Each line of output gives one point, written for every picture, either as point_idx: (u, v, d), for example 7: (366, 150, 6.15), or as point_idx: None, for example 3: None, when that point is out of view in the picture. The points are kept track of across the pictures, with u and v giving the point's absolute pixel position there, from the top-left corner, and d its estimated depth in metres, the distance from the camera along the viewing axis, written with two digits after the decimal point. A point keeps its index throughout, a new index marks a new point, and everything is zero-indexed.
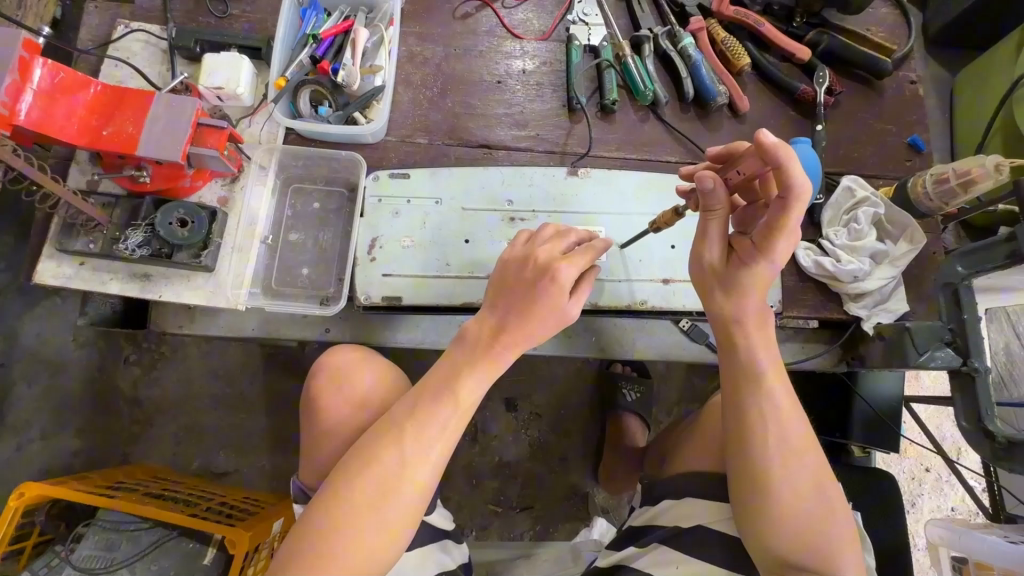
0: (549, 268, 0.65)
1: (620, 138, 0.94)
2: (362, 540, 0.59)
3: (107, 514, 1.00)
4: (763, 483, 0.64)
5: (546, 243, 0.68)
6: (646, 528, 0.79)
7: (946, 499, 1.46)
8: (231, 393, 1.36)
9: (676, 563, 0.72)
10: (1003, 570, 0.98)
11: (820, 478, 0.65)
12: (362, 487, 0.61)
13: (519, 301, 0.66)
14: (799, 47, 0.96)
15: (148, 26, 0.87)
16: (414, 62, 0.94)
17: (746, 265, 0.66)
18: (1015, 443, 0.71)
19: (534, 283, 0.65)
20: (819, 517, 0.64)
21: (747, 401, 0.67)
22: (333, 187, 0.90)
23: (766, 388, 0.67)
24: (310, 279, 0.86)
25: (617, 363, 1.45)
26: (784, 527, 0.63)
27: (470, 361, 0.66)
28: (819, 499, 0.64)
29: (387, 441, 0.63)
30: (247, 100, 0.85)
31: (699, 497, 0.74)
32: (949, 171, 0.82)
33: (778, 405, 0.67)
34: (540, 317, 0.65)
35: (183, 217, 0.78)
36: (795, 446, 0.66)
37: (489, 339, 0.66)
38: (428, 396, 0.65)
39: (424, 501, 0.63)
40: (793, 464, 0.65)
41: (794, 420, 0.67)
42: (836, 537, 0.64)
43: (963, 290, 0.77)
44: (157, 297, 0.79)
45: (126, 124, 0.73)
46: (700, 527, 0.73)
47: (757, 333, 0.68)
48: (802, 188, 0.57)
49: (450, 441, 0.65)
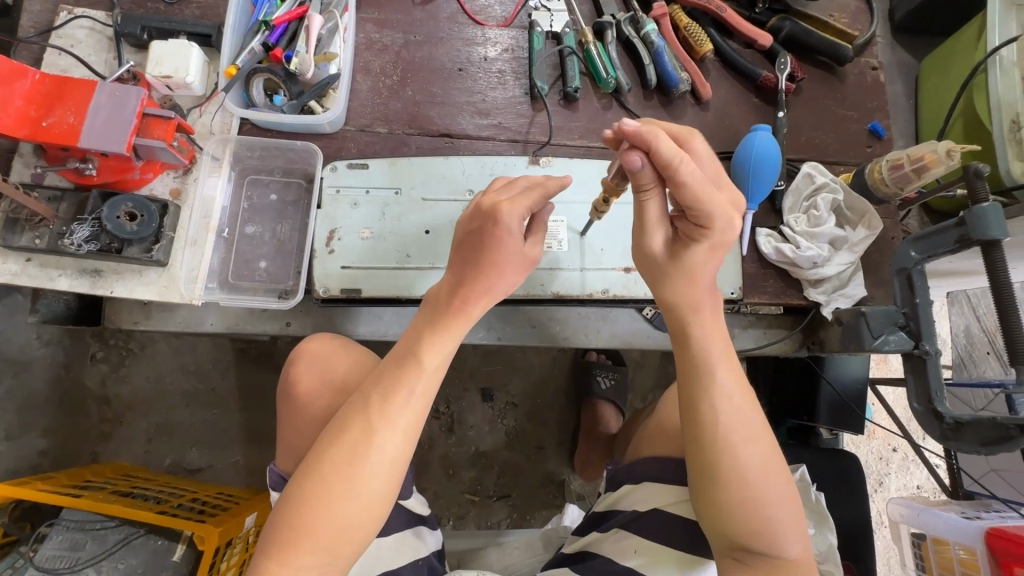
0: (493, 212, 0.63)
1: (582, 127, 0.94)
2: (335, 517, 0.59)
3: (71, 513, 0.98)
4: (714, 464, 0.65)
5: (497, 191, 0.66)
6: (609, 513, 0.80)
7: (913, 478, 1.51)
8: (202, 389, 1.34)
9: (633, 547, 0.73)
10: (960, 544, 1.02)
11: (770, 456, 0.67)
12: (334, 460, 0.60)
13: (477, 258, 0.64)
14: (760, 33, 0.96)
15: (93, 12, 0.84)
16: (373, 49, 0.92)
17: (690, 243, 0.66)
18: (961, 424, 0.72)
19: (482, 230, 0.63)
20: (768, 498, 0.65)
21: (696, 384, 0.69)
22: (291, 179, 0.88)
23: (715, 371, 0.68)
24: (268, 272, 0.84)
25: (591, 352, 1.46)
26: (740, 505, 0.65)
27: (422, 346, 0.65)
28: (769, 481, 0.66)
29: (348, 424, 0.62)
30: (199, 89, 0.83)
31: (658, 480, 0.76)
32: (903, 157, 0.83)
33: (728, 389, 0.68)
34: (494, 265, 0.64)
35: (132, 210, 0.76)
36: (746, 429, 0.67)
37: (453, 320, 0.66)
38: (370, 387, 0.65)
39: (394, 486, 0.63)
40: (747, 443, 0.66)
41: (743, 403, 0.68)
42: (783, 518, 0.65)
43: (916, 274, 0.78)
44: (109, 294, 0.77)
45: (67, 115, 0.71)
46: (656, 511, 0.74)
47: (710, 320, 0.70)
48: (677, 156, 0.57)
49: (422, 408, 0.64)
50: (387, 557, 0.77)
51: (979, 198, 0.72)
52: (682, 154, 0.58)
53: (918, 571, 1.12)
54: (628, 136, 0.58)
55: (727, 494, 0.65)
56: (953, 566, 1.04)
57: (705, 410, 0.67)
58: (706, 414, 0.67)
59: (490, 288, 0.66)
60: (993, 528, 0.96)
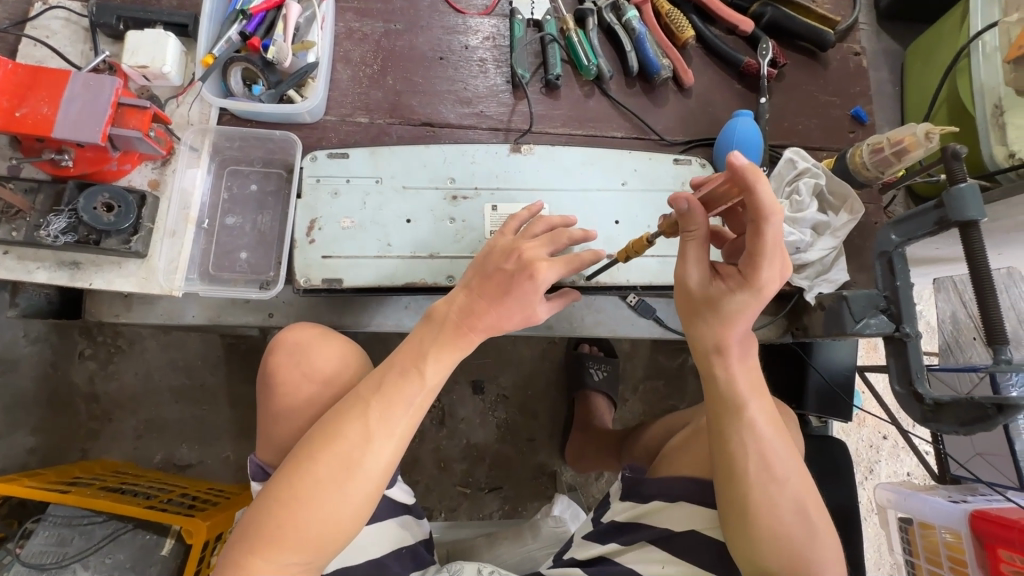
0: (531, 265, 0.64)
1: (565, 114, 0.93)
2: (320, 519, 0.59)
3: (57, 509, 0.98)
4: (752, 510, 0.63)
5: (535, 240, 0.67)
6: (631, 525, 0.76)
7: (902, 465, 1.52)
8: (191, 385, 1.34)
9: (661, 562, 0.72)
10: (946, 528, 1.03)
11: (806, 503, 0.64)
12: (322, 463, 0.60)
13: (495, 291, 0.65)
14: (742, 19, 0.95)
15: (68, 3, 0.83)
16: (353, 39, 0.91)
17: (731, 292, 0.63)
18: (941, 404, 0.73)
19: (513, 277, 0.64)
20: (808, 541, 0.63)
21: (730, 426, 0.66)
22: (271, 169, 0.88)
23: (747, 418, 0.66)
24: (249, 263, 0.84)
25: (584, 343, 1.46)
26: (776, 544, 0.63)
27: (425, 361, 0.65)
28: (807, 520, 0.64)
29: (341, 429, 0.62)
30: (176, 79, 0.82)
31: (695, 502, 0.72)
32: (883, 141, 0.84)
33: (760, 428, 0.65)
34: (506, 308, 0.65)
35: (109, 201, 0.75)
36: (785, 474, 0.64)
37: (452, 337, 0.66)
38: (367, 395, 0.64)
39: (379, 492, 0.62)
40: (783, 490, 0.64)
41: (781, 450, 0.65)
42: (819, 553, 0.64)
43: (896, 258, 0.78)
44: (88, 286, 0.77)
45: (40, 106, 0.70)
46: (694, 533, 0.71)
47: (737, 366, 0.67)
48: (773, 209, 0.56)
49: (416, 419, 0.65)
50: (375, 546, 0.77)
51: (955, 178, 0.71)
52: (778, 210, 0.56)
53: (906, 555, 1.13)
54: (733, 169, 0.56)
55: (762, 534, 0.63)
56: (940, 550, 1.04)
57: (738, 453, 0.64)
58: (739, 454, 0.64)
59: (502, 322, 0.67)
60: (977, 510, 0.97)
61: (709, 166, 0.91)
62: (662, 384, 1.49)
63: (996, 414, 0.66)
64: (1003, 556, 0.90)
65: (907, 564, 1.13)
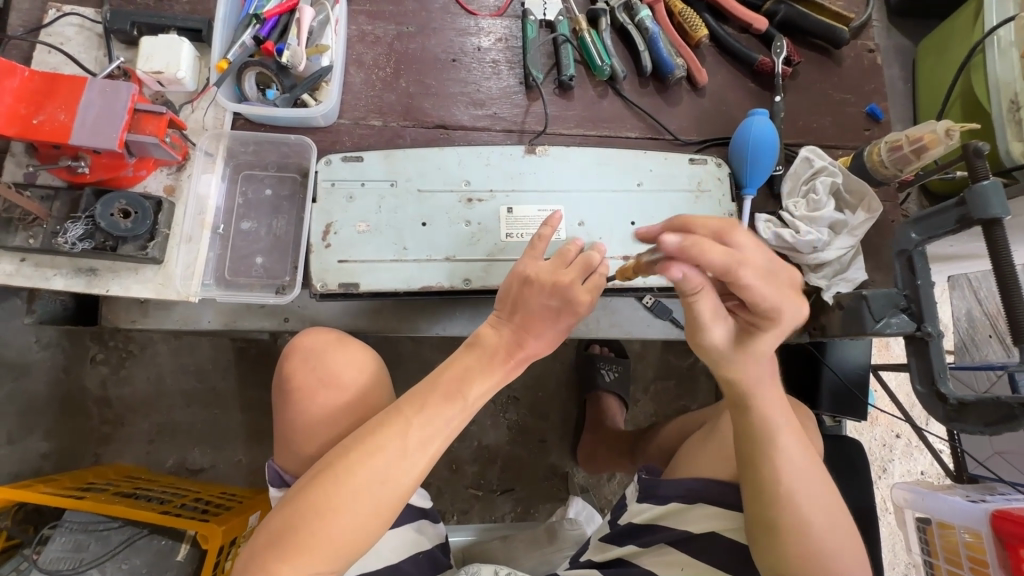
0: (573, 300, 0.65)
1: (578, 115, 0.93)
2: (349, 528, 0.59)
3: (74, 514, 0.98)
4: (780, 525, 0.63)
5: (573, 270, 0.66)
6: (648, 527, 0.76)
7: (916, 463, 1.51)
8: (203, 389, 1.34)
9: (680, 564, 0.72)
10: (965, 527, 1.02)
11: (837, 520, 0.64)
12: (359, 474, 0.60)
13: (539, 324, 0.66)
14: (756, 17, 0.95)
15: (81, 9, 0.83)
16: (366, 42, 0.91)
17: (752, 333, 0.59)
18: (966, 404, 0.72)
19: (558, 310, 0.65)
20: (838, 556, 0.63)
21: (760, 445, 0.65)
22: (285, 173, 0.88)
23: (778, 438, 0.65)
24: (265, 268, 0.84)
25: (595, 344, 1.45)
26: (801, 558, 0.63)
27: (469, 385, 0.65)
28: (835, 534, 0.63)
29: (380, 442, 0.61)
30: (190, 84, 0.82)
31: (716, 503, 0.71)
32: (902, 138, 0.83)
33: (793, 452, 0.65)
34: (546, 339, 0.67)
35: (125, 208, 0.75)
36: (816, 493, 0.64)
37: (497, 362, 0.67)
38: (407, 411, 0.63)
39: (403, 503, 0.62)
40: (814, 507, 0.63)
41: (812, 470, 0.65)
42: (845, 567, 0.63)
43: (917, 257, 0.77)
44: (105, 292, 0.76)
45: (57, 113, 0.70)
46: (712, 534, 0.71)
47: (770, 393, 0.66)
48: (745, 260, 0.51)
49: (451, 440, 0.65)
50: (392, 551, 0.77)
51: (977, 176, 0.71)
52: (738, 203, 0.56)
53: (924, 555, 1.12)
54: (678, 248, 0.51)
55: (788, 549, 0.63)
56: (959, 550, 1.04)
57: (768, 472, 0.64)
58: (769, 478, 0.64)
59: (540, 350, 0.68)
60: (997, 510, 0.96)
61: (725, 165, 0.90)
62: (673, 384, 1.48)
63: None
64: None
65: (924, 564, 1.12)
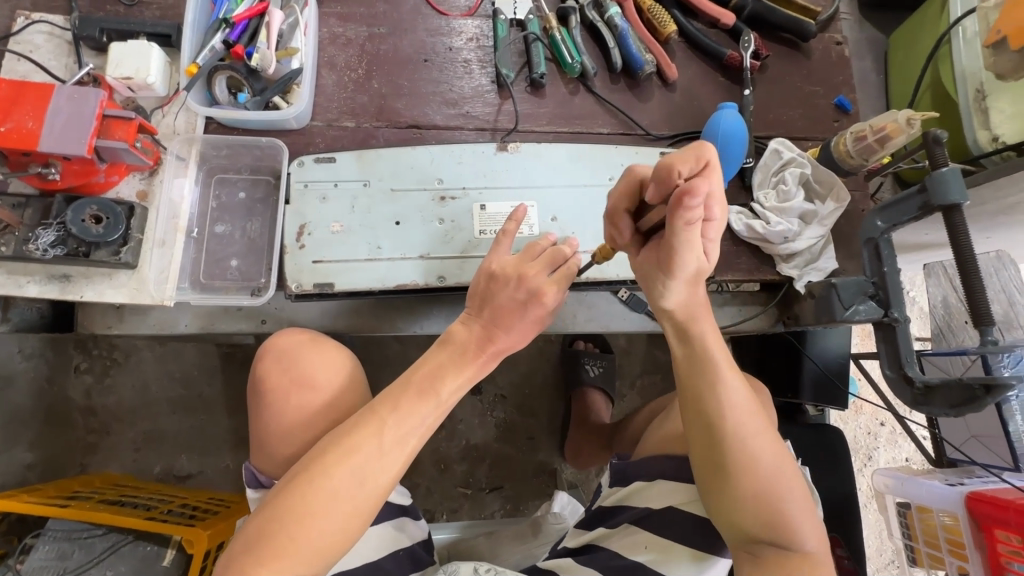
0: (539, 293, 0.66)
1: (550, 112, 0.94)
2: (328, 528, 0.59)
3: (57, 523, 0.97)
4: (727, 463, 0.64)
5: (539, 262, 0.67)
6: (616, 509, 0.78)
7: (901, 450, 1.53)
8: (188, 395, 1.34)
9: (644, 543, 0.73)
10: (943, 511, 1.03)
11: (783, 458, 0.65)
12: (336, 475, 0.60)
13: (509, 318, 0.67)
14: (723, 12, 0.96)
15: (50, 17, 0.83)
16: (337, 44, 0.91)
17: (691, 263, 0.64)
18: (931, 387, 0.73)
19: (526, 303, 0.67)
20: (786, 494, 0.64)
21: (701, 382, 0.67)
22: (259, 176, 0.88)
23: (721, 376, 0.67)
24: (240, 271, 0.84)
25: (579, 341, 1.46)
26: (751, 496, 0.64)
27: (442, 383, 0.65)
28: (782, 473, 0.64)
29: (357, 444, 0.62)
30: (161, 90, 0.83)
31: (673, 479, 0.74)
32: (866, 129, 0.84)
33: (735, 394, 0.66)
34: (518, 333, 0.68)
35: (97, 213, 0.75)
36: (759, 429, 0.66)
37: (469, 358, 0.67)
38: (382, 411, 0.64)
39: (382, 501, 0.63)
40: (760, 443, 0.65)
41: (752, 407, 0.67)
42: (799, 512, 0.64)
43: (883, 244, 0.79)
44: (79, 298, 0.77)
45: (25, 120, 0.70)
46: (673, 509, 0.73)
47: (710, 331, 0.68)
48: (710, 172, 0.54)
49: (428, 437, 0.66)
50: (373, 549, 0.77)
51: (937, 163, 0.72)
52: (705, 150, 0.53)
53: (905, 539, 1.14)
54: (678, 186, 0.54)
55: (738, 491, 0.64)
56: (938, 533, 1.05)
57: (713, 409, 0.66)
58: (714, 413, 0.66)
59: (512, 346, 0.69)
60: (972, 492, 0.98)
61: None
62: (659, 378, 1.49)
63: (984, 395, 0.67)
64: (1000, 536, 0.91)
65: (906, 548, 1.14)
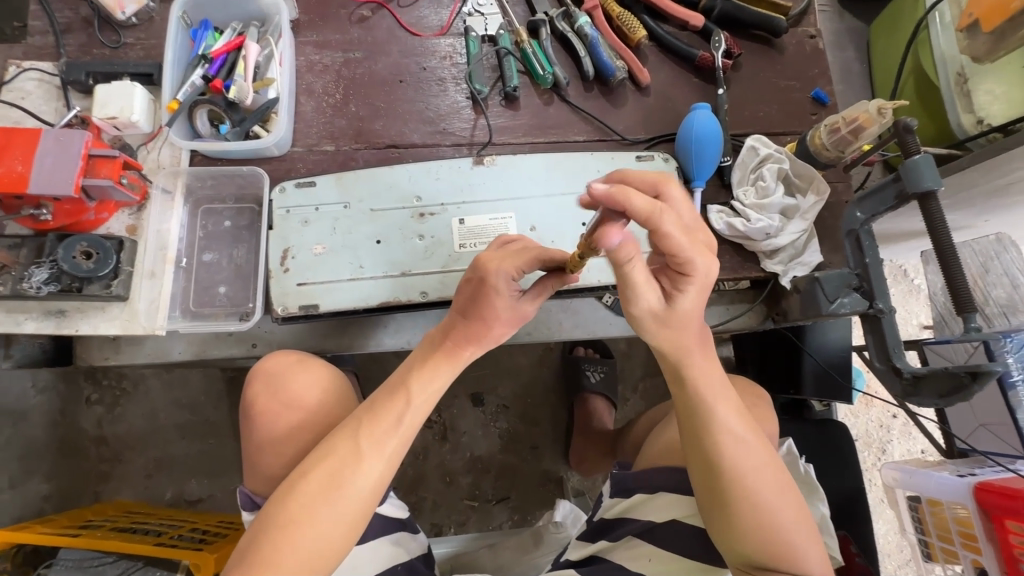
0: (484, 272, 0.64)
1: (525, 124, 0.95)
2: (316, 537, 0.60)
3: (68, 552, 0.98)
4: (731, 504, 0.64)
5: (495, 251, 0.67)
6: (618, 522, 0.78)
7: (915, 442, 1.49)
8: (194, 420, 1.36)
9: (648, 555, 0.73)
10: (954, 503, 1.01)
11: (784, 489, 0.65)
12: (312, 479, 0.62)
13: (472, 306, 0.66)
14: (692, 14, 0.97)
15: (40, 64, 0.87)
16: (314, 71, 0.94)
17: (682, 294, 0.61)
18: (919, 378, 0.72)
19: (473, 286, 0.65)
20: (789, 528, 0.63)
21: (698, 424, 0.66)
22: (244, 204, 0.91)
23: (719, 417, 0.65)
24: (228, 296, 0.87)
25: (579, 347, 1.46)
26: (756, 533, 0.63)
27: (408, 380, 0.67)
28: (783, 505, 0.64)
29: (331, 448, 0.64)
30: (145, 126, 0.86)
31: (674, 490, 0.73)
32: (840, 120, 0.84)
33: (733, 427, 0.65)
34: (484, 320, 0.66)
35: (87, 249, 0.78)
36: (759, 463, 0.65)
37: (438, 355, 0.68)
38: (356, 417, 0.66)
39: (372, 508, 0.64)
40: (761, 479, 0.64)
41: (753, 445, 0.65)
42: (804, 541, 0.64)
43: (864, 235, 0.78)
44: (74, 332, 0.79)
45: (15, 164, 0.73)
46: (675, 522, 0.73)
47: (702, 366, 0.66)
48: (652, 212, 0.52)
49: (405, 440, 0.66)
50: (370, 566, 0.77)
51: (910, 151, 0.71)
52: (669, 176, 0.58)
53: (918, 534, 1.11)
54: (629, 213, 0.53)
55: (744, 527, 0.63)
56: (950, 526, 1.03)
57: (714, 451, 0.64)
58: (715, 455, 0.64)
59: (483, 336, 0.67)
60: (980, 483, 0.95)
61: (673, 160, 0.92)
62: (662, 380, 1.49)
63: (971, 382, 0.66)
64: (1011, 527, 0.88)
65: (920, 544, 1.11)
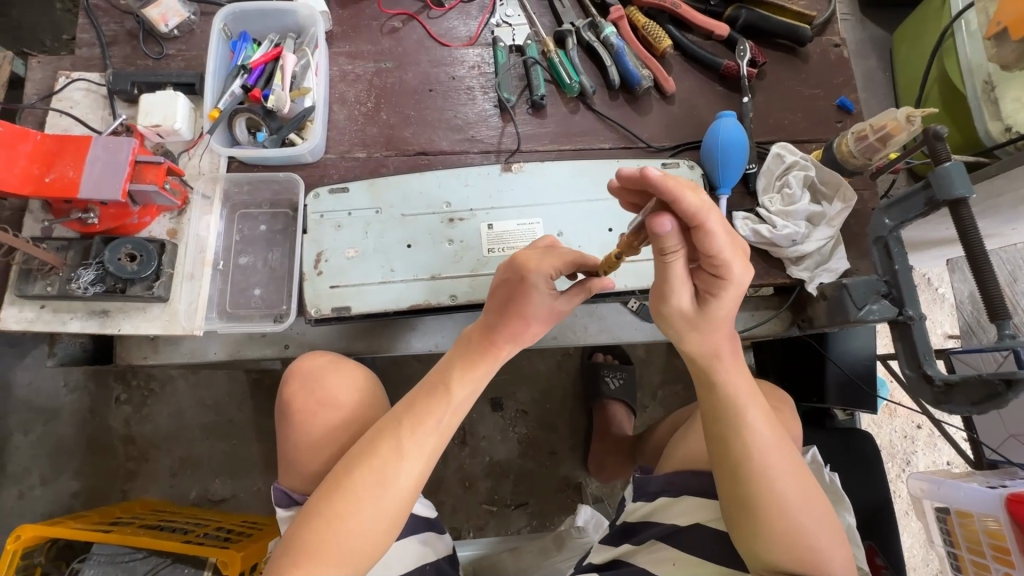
0: (525, 271, 0.65)
1: (552, 132, 0.97)
2: (358, 528, 0.61)
3: (101, 547, 1.01)
4: (757, 509, 0.64)
5: (533, 250, 0.69)
6: (642, 525, 0.78)
7: (941, 454, 1.46)
8: (219, 421, 1.39)
9: (673, 560, 0.73)
10: (984, 515, 0.99)
11: (811, 495, 0.65)
12: (356, 475, 0.63)
13: (510, 306, 0.67)
14: (716, 23, 0.98)
15: (87, 75, 0.91)
16: (347, 80, 0.97)
17: (718, 296, 0.61)
18: (951, 385, 0.72)
19: (511, 286, 0.66)
20: (815, 535, 0.63)
21: (724, 425, 0.66)
22: (278, 210, 0.93)
23: (748, 420, 0.66)
24: (262, 298, 0.89)
25: (598, 353, 1.46)
26: (782, 538, 0.63)
27: (452, 379, 0.68)
28: (809, 511, 0.64)
29: (375, 449, 0.64)
30: (186, 134, 0.89)
31: (699, 494, 0.74)
32: (867, 128, 0.85)
33: (758, 432, 0.66)
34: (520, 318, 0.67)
35: (131, 251, 0.81)
36: (784, 467, 0.65)
37: (478, 356, 0.69)
38: (400, 415, 0.67)
39: (411, 506, 0.65)
40: (789, 483, 0.64)
41: (780, 450, 0.66)
42: (827, 547, 0.64)
43: (893, 241, 0.78)
44: (117, 331, 0.82)
45: (66, 170, 0.77)
46: (700, 526, 0.73)
47: (732, 369, 0.67)
48: (705, 211, 0.52)
49: (445, 438, 0.67)
50: (398, 564, 0.78)
51: (940, 159, 0.71)
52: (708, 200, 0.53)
53: (946, 547, 1.09)
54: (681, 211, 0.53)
55: (769, 532, 0.63)
56: (980, 538, 1.01)
57: (741, 453, 0.65)
58: (740, 457, 0.65)
59: (521, 335, 0.69)
60: (1011, 494, 0.94)
61: (698, 167, 0.93)
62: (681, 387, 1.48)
63: (1005, 391, 0.65)
64: None
65: (949, 557, 1.09)
